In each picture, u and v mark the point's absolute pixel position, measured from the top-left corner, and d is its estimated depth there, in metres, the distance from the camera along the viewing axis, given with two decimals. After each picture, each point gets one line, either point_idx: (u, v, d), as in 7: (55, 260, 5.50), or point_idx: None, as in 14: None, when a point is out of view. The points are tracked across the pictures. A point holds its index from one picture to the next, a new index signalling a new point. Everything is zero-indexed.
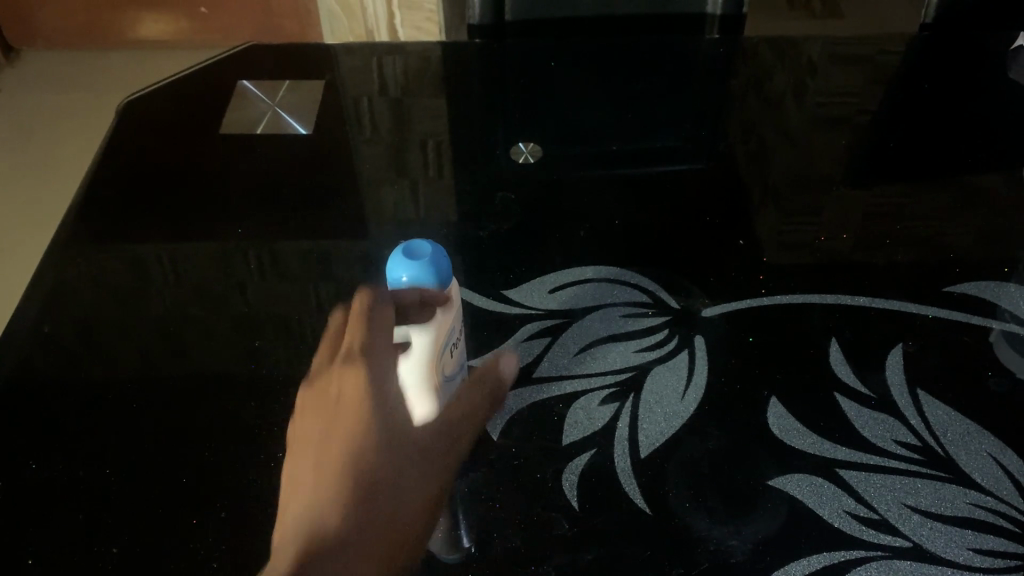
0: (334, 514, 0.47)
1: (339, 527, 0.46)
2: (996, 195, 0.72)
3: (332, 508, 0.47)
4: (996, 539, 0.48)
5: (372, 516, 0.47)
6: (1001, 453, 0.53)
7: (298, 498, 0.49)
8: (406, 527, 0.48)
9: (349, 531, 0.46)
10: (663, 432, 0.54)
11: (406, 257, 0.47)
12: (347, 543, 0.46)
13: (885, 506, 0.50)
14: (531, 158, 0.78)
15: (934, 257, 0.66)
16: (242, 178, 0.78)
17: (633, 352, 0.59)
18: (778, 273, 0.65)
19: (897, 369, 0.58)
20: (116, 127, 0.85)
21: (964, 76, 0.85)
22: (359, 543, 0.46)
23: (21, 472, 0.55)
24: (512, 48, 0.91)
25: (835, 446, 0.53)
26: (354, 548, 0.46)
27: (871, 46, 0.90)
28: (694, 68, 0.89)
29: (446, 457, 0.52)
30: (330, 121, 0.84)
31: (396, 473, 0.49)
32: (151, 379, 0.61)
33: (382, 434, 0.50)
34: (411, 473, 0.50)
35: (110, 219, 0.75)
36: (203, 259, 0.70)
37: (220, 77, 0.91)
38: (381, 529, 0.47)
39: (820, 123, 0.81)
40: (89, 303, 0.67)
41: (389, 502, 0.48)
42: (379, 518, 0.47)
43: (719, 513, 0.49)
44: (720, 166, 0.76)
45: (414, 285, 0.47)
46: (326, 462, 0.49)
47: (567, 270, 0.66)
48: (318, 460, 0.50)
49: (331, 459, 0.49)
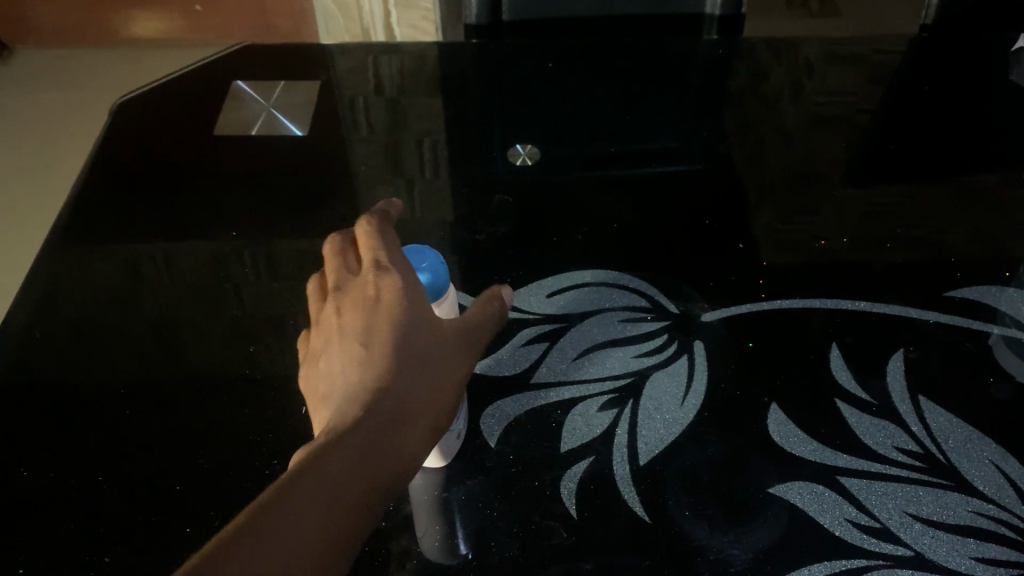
0: (373, 394, 0.43)
1: (376, 409, 0.43)
2: (997, 197, 0.71)
3: (368, 391, 0.43)
4: (998, 548, 0.48)
5: (409, 402, 0.44)
6: (1003, 460, 0.52)
7: (336, 383, 0.45)
8: (439, 415, 0.45)
9: (387, 416, 0.43)
10: (662, 439, 0.53)
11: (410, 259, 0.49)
12: (384, 425, 0.42)
13: (886, 515, 0.49)
14: (528, 160, 0.77)
15: (935, 260, 0.65)
16: (236, 179, 0.77)
17: (632, 357, 0.59)
18: (777, 277, 0.64)
19: (897, 375, 0.57)
20: (109, 127, 0.84)
21: (964, 78, 0.85)
22: (396, 426, 0.43)
23: (12, 479, 0.54)
24: (509, 49, 0.91)
25: (836, 453, 0.52)
26: (390, 431, 0.42)
27: (869, 46, 0.90)
28: (692, 69, 0.88)
29: (473, 346, 0.49)
30: (325, 122, 0.83)
31: (432, 360, 0.46)
32: (144, 384, 0.60)
33: (416, 320, 0.46)
34: (444, 359, 0.47)
35: (102, 220, 0.74)
36: (196, 261, 0.69)
37: (214, 77, 0.90)
38: (417, 417, 0.44)
39: (819, 124, 0.80)
40: (81, 306, 0.66)
41: (424, 387, 0.45)
42: (414, 403, 0.44)
43: (718, 522, 0.49)
44: (719, 169, 0.75)
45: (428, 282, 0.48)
46: (368, 345, 0.46)
47: (566, 274, 0.66)
48: (355, 344, 0.46)
49: (374, 341, 0.46)
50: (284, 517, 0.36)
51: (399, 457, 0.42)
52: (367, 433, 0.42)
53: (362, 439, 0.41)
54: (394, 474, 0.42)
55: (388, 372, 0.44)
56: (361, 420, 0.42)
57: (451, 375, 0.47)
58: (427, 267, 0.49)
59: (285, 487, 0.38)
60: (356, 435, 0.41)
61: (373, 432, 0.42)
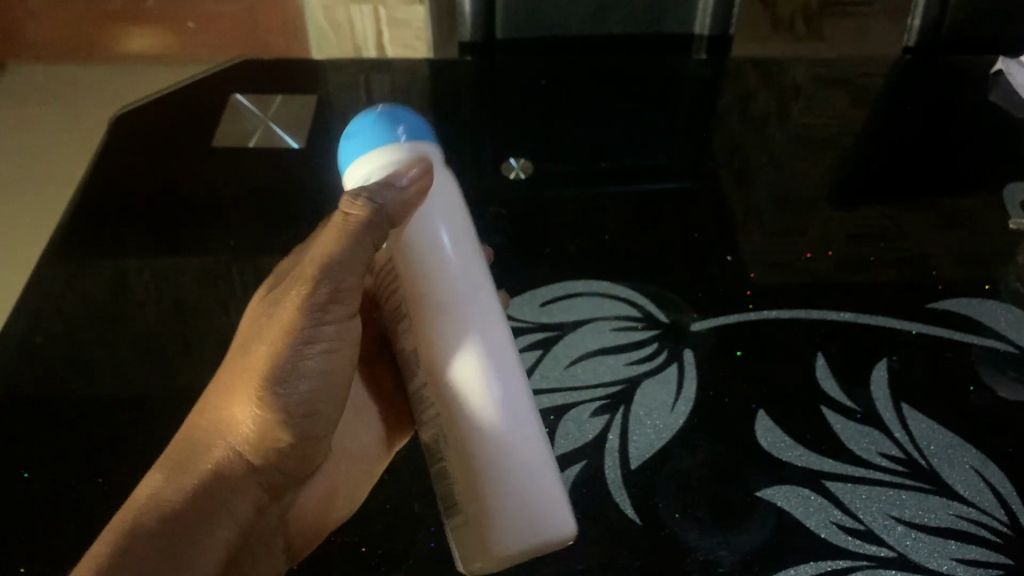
0: (211, 390, 0.48)
1: (209, 403, 0.47)
2: (975, 214, 0.73)
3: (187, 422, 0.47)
4: (978, 550, 0.50)
5: (217, 404, 0.46)
6: (982, 465, 0.54)
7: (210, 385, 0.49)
8: (334, 391, 0.48)
9: (202, 434, 0.46)
10: (653, 443, 0.55)
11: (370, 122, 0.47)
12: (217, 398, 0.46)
13: (870, 517, 0.51)
14: (521, 173, 0.79)
15: (915, 273, 0.67)
16: (233, 192, 0.79)
17: (623, 365, 0.60)
18: (764, 288, 0.66)
19: (882, 383, 0.59)
20: (108, 143, 0.85)
21: (945, 100, 0.87)
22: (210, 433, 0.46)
23: (14, 480, 0.55)
24: (501, 67, 0.93)
25: (822, 458, 0.54)
26: (221, 405, 0.46)
27: (849, 67, 0.92)
28: (679, 87, 0.90)
29: (349, 225, 0.45)
30: (320, 136, 0.84)
31: (258, 322, 0.46)
32: (144, 388, 0.61)
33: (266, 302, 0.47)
34: (347, 355, 0.48)
35: (103, 229, 0.75)
36: (192, 271, 0.71)
37: (211, 93, 0.91)
38: (235, 403, 0.45)
39: (801, 141, 0.83)
40: (77, 314, 0.68)
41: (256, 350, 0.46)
42: (232, 366, 0.47)
43: (707, 524, 0.50)
44: (702, 183, 0.77)
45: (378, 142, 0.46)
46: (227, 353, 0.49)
47: (559, 283, 0.67)
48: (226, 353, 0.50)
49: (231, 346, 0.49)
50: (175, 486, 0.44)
51: (225, 455, 0.46)
52: (174, 460, 0.45)
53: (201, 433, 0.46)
54: (220, 467, 0.46)
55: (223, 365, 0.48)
56: (208, 413, 0.47)
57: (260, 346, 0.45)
58: (402, 131, 0.46)
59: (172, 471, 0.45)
60: (207, 424, 0.46)
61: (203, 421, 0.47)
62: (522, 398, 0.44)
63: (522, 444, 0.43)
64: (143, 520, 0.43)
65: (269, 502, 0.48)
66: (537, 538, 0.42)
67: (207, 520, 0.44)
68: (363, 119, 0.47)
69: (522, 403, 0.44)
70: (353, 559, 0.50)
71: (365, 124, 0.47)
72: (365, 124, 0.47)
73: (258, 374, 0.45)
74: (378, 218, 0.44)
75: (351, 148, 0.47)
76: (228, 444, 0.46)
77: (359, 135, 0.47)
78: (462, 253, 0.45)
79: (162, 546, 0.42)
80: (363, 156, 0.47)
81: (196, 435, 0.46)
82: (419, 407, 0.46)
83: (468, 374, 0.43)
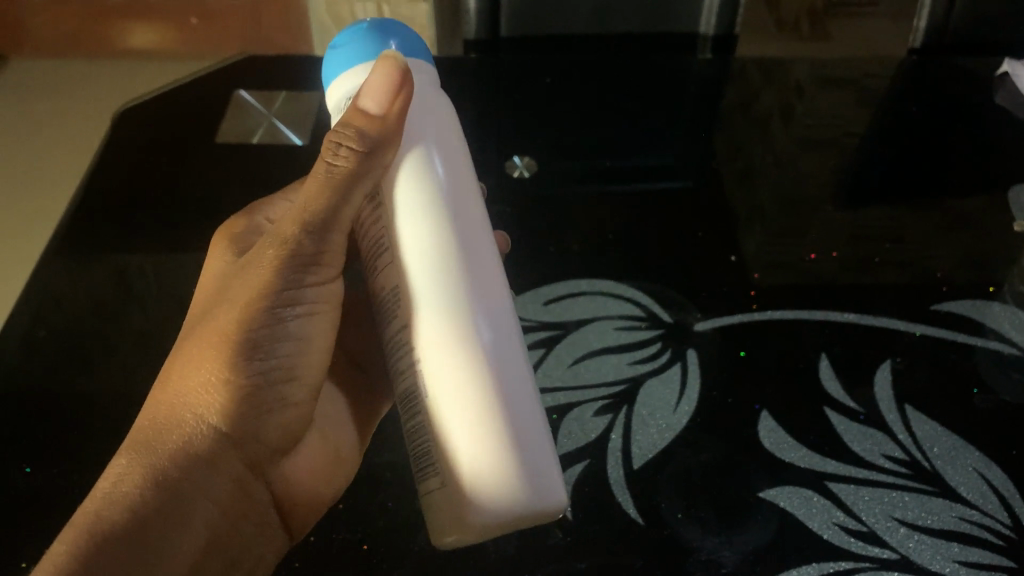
0: (174, 363, 0.47)
1: (175, 374, 0.47)
2: (979, 216, 0.73)
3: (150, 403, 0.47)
4: (981, 552, 0.49)
5: (184, 381, 0.46)
6: (985, 468, 0.54)
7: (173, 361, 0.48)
8: (309, 355, 0.50)
9: (170, 412, 0.45)
10: (656, 443, 0.55)
11: (356, 37, 0.45)
12: (183, 372, 0.46)
13: (873, 519, 0.51)
14: (525, 172, 0.79)
15: (919, 275, 0.67)
16: (236, 188, 0.78)
17: (627, 364, 0.60)
18: (768, 289, 0.66)
19: (885, 385, 0.59)
20: (110, 140, 0.84)
21: (950, 102, 0.86)
22: (177, 410, 0.45)
23: (15, 476, 0.55)
24: (506, 67, 0.93)
25: (825, 459, 0.54)
26: (188, 377, 0.46)
27: (854, 68, 0.92)
28: (684, 87, 0.90)
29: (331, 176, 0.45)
30: (324, 134, 0.84)
31: (223, 294, 0.48)
32: (145, 384, 0.61)
33: (231, 276, 0.49)
34: (328, 319, 0.51)
35: (105, 226, 0.75)
36: (195, 268, 0.71)
37: (214, 90, 0.91)
38: (206, 369, 0.46)
39: (806, 142, 0.82)
40: (78, 312, 0.67)
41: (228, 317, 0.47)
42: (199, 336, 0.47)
43: (710, 525, 0.50)
44: (707, 183, 0.77)
45: (363, 57, 0.44)
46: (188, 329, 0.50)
47: (563, 282, 0.67)
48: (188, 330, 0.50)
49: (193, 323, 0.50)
50: (144, 459, 0.44)
51: (197, 426, 0.45)
52: (140, 441, 0.44)
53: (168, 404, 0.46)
54: (190, 443, 0.45)
55: (186, 338, 0.48)
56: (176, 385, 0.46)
57: (228, 313, 0.46)
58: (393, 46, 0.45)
59: (140, 443, 0.44)
60: (174, 394, 0.46)
61: (171, 392, 0.46)
62: (512, 356, 0.41)
63: (508, 397, 0.40)
64: (112, 507, 0.42)
65: (246, 476, 0.48)
66: (521, 502, 0.39)
67: (180, 498, 0.43)
68: (349, 32, 0.46)
69: (511, 362, 0.41)
70: (355, 556, 0.50)
71: (351, 38, 0.45)
72: (352, 36, 0.45)
73: (229, 341, 0.46)
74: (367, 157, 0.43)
75: (336, 60, 0.46)
76: (199, 414, 0.45)
77: (346, 47, 0.45)
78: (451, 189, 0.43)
79: (137, 517, 0.42)
80: (347, 71, 0.45)
81: (163, 407, 0.46)
82: (396, 355, 0.44)
83: (446, 318, 0.41)
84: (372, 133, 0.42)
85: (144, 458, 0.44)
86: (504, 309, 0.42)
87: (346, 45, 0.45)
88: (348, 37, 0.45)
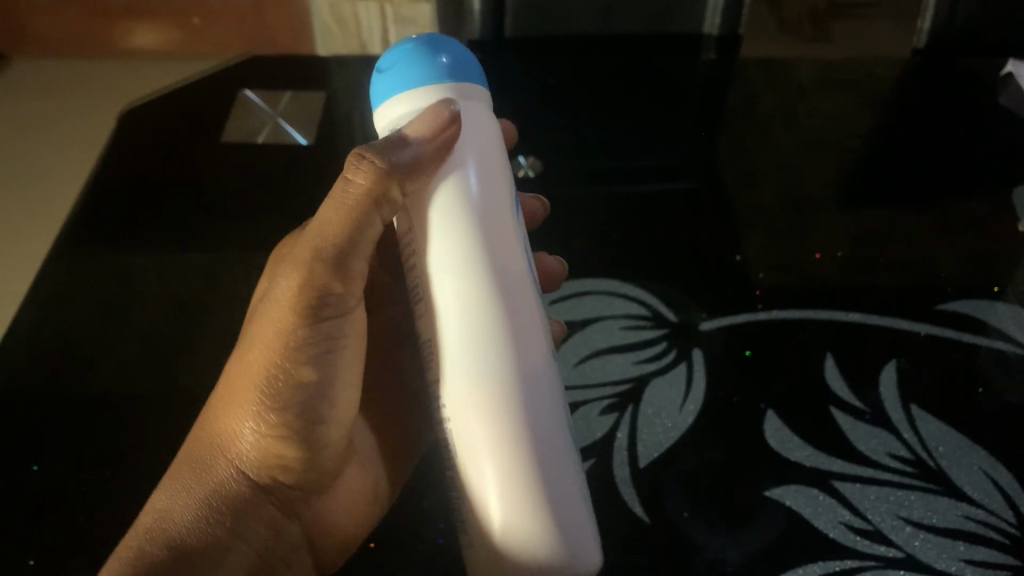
0: (214, 402, 0.48)
1: (212, 415, 0.48)
2: (984, 217, 0.73)
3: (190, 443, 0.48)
4: (986, 551, 0.50)
5: (221, 424, 0.47)
6: (992, 468, 0.54)
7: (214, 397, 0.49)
8: (344, 390, 0.49)
9: (206, 454, 0.46)
10: (661, 442, 0.55)
11: (405, 53, 0.44)
12: (220, 412, 0.47)
13: (879, 517, 0.51)
14: (530, 172, 0.79)
15: (924, 275, 0.67)
16: (241, 188, 0.79)
17: (632, 364, 0.60)
18: (773, 289, 0.66)
19: (890, 384, 0.59)
20: (117, 140, 0.85)
21: (954, 103, 0.87)
22: (214, 453, 0.46)
23: (23, 474, 0.56)
24: (510, 69, 0.93)
25: (830, 459, 0.54)
26: (225, 418, 0.47)
27: (858, 69, 0.92)
28: (688, 88, 0.90)
29: (360, 201, 0.45)
30: (329, 134, 0.84)
31: (256, 329, 0.48)
32: (149, 381, 0.61)
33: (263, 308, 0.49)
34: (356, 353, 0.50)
35: (112, 224, 0.75)
36: (200, 267, 0.71)
37: (219, 89, 0.91)
38: (239, 412, 0.46)
39: (810, 143, 0.82)
40: (85, 310, 0.68)
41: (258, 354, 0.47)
42: (235, 375, 0.47)
43: (716, 524, 0.50)
44: (711, 183, 0.77)
45: (410, 74, 0.44)
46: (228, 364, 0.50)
47: (568, 282, 0.67)
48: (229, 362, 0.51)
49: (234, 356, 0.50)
50: (178, 501, 0.45)
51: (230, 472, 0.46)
52: (178, 483, 0.46)
53: (204, 446, 0.47)
54: (224, 487, 0.46)
55: (225, 375, 0.49)
56: (213, 426, 0.47)
57: (258, 355, 0.46)
58: (446, 62, 0.44)
59: (175, 486, 0.45)
60: (211, 435, 0.47)
61: (207, 435, 0.47)
62: (545, 417, 0.40)
63: (536, 465, 0.39)
64: (149, 545, 0.43)
65: (281, 516, 0.49)
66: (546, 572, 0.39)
67: (218, 543, 0.44)
68: (400, 47, 0.45)
69: (545, 425, 0.39)
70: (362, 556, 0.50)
71: (401, 53, 0.44)
72: (402, 52, 0.44)
73: (257, 384, 0.46)
74: (387, 178, 0.44)
75: (384, 76, 0.45)
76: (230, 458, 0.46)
77: (395, 63, 0.44)
78: (485, 236, 0.41)
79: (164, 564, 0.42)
80: (392, 89, 0.45)
81: (200, 449, 0.47)
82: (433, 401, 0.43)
83: (474, 377, 0.39)
84: (403, 162, 0.43)
85: (178, 502, 0.45)
86: (537, 361, 0.40)
87: (396, 60, 0.44)
88: (399, 52, 0.45)
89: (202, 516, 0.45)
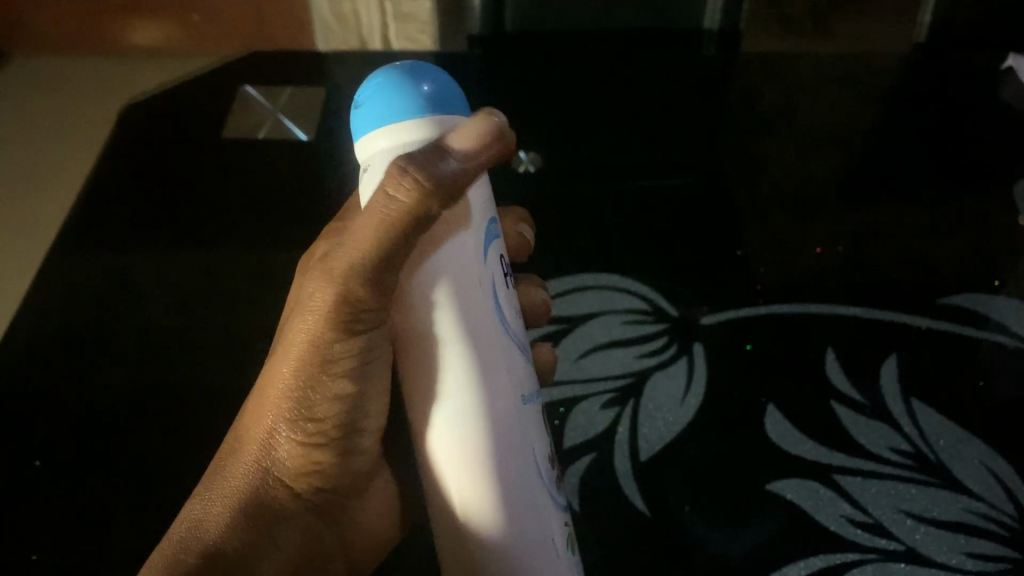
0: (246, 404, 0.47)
1: (242, 420, 0.46)
2: (984, 211, 0.73)
3: (223, 447, 0.47)
4: (987, 544, 0.50)
5: (251, 428, 0.45)
6: (992, 461, 0.54)
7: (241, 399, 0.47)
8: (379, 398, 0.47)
9: (236, 459, 0.45)
10: (662, 436, 0.55)
11: (382, 88, 0.41)
12: (251, 415, 0.45)
13: (880, 510, 0.51)
14: (531, 167, 0.79)
15: (925, 269, 0.67)
16: (242, 183, 0.79)
17: (634, 358, 0.61)
18: (774, 283, 0.66)
19: (891, 378, 0.59)
20: (118, 137, 0.85)
21: (954, 97, 0.86)
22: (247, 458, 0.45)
23: (27, 469, 0.56)
24: (511, 63, 0.93)
25: (831, 452, 0.54)
26: (255, 424, 0.45)
27: (859, 63, 0.92)
28: (688, 82, 0.90)
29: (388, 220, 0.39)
30: (329, 128, 0.84)
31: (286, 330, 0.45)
32: (151, 377, 0.61)
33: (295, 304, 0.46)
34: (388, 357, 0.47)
35: (113, 221, 0.76)
36: (202, 262, 0.71)
37: (219, 83, 0.91)
38: (267, 420, 0.44)
39: (810, 137, 0.82)
40: (87, 306, 0.68)
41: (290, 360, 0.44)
42: (265, 379, 0.45)
43: (717, 518, 0.50)
44: (712, 177, 0.77)
45: (394, 105, 0.40)
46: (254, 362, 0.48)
47: (569, 277, 0.67)
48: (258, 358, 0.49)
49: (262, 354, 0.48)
50: (212, 509, 0.44)
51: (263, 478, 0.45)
52: (209, 491, 0.44)
53: (234, 454, 0.45)
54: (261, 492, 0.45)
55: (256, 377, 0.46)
56: (246, 429, 0.45)
57: (288, 363, 0.44)
58: (428, 91, 0.41)
59: (207, 495, 0.44)
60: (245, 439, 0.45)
61: (237, 440, 0.45)
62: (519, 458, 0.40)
63: (511, 507, 0.40)
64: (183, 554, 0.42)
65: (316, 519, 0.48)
66: None
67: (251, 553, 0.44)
68: (373, 81, 0.42)
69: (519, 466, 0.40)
70: None
71: (376, 87, 0.41)
72: (378, 86, 0.41)
73: (289, 393, 0.44)
74: (429, 196, 0.39)
75: (361, 115, 0.42)
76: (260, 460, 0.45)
77: (372, 97, 0.41)
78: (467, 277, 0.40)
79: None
80: (373, 127, 0.41)
81: (232, 455, 0.45)
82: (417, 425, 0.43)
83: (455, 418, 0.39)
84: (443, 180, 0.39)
85: (213, 511, 0.44)
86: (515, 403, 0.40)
87: (373, 95, 0.41)
88: (373, 90, 0.41)
89: (239, 531, 0.44)
